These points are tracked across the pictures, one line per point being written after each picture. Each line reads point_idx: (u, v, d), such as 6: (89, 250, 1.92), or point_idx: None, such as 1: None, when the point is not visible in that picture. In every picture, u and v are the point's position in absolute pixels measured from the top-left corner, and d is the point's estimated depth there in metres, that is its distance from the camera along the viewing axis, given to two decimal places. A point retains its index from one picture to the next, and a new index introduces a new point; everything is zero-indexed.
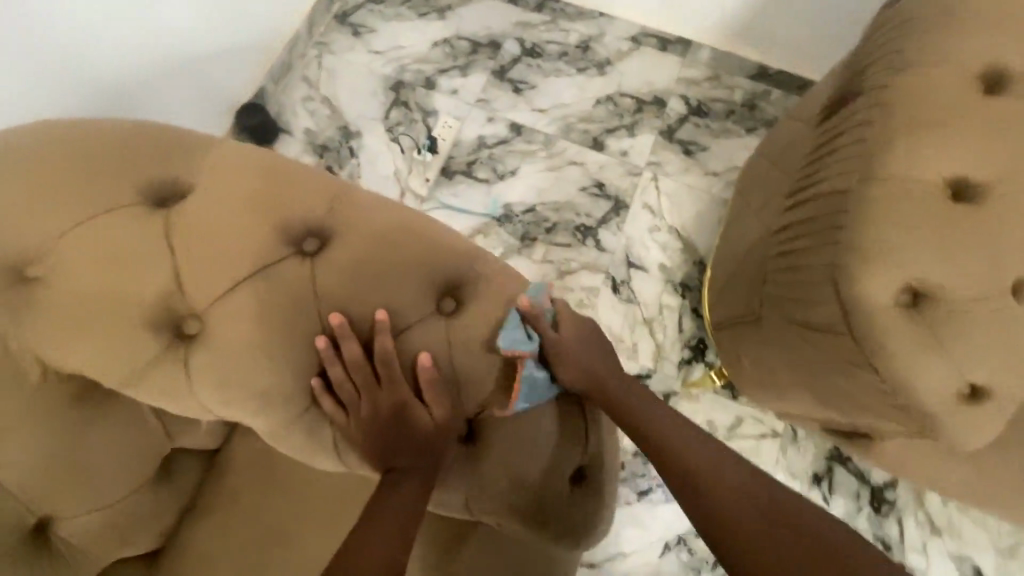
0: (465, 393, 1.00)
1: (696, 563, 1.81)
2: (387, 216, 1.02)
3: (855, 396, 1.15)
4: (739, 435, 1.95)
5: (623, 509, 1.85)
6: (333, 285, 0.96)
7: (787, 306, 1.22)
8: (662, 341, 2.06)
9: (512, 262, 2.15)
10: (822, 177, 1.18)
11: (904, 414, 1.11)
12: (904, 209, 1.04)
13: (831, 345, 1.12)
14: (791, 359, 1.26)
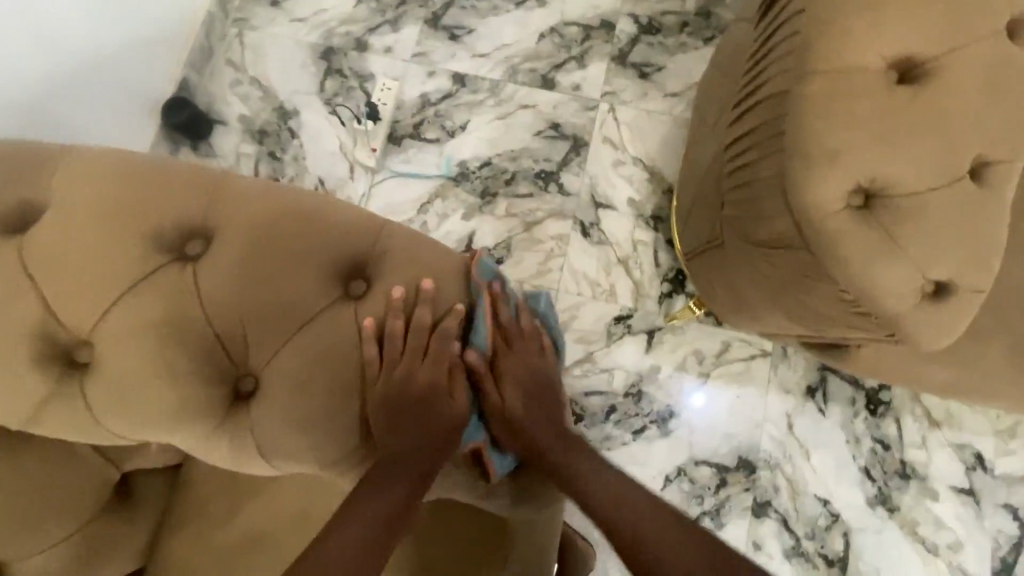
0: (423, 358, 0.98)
1: (699, 490, 1.84)
2: (267, 203, 0.99)
3: (820, 308, 1.11)
4: (728, 360, 1.92)
5: (620, 450, 1.87)
6: (217, 285, 0.94)
7: (741, 226, 1.16)
8: (639, 278, 2.00)
9: (474, 222, 2.07)
10: (760, 82, 1.10)
11: (870, 322, 1.07)
12: (849, 103, 0.96)
13: (789, 259, 1.07)
14: (756, 279, 1.20)
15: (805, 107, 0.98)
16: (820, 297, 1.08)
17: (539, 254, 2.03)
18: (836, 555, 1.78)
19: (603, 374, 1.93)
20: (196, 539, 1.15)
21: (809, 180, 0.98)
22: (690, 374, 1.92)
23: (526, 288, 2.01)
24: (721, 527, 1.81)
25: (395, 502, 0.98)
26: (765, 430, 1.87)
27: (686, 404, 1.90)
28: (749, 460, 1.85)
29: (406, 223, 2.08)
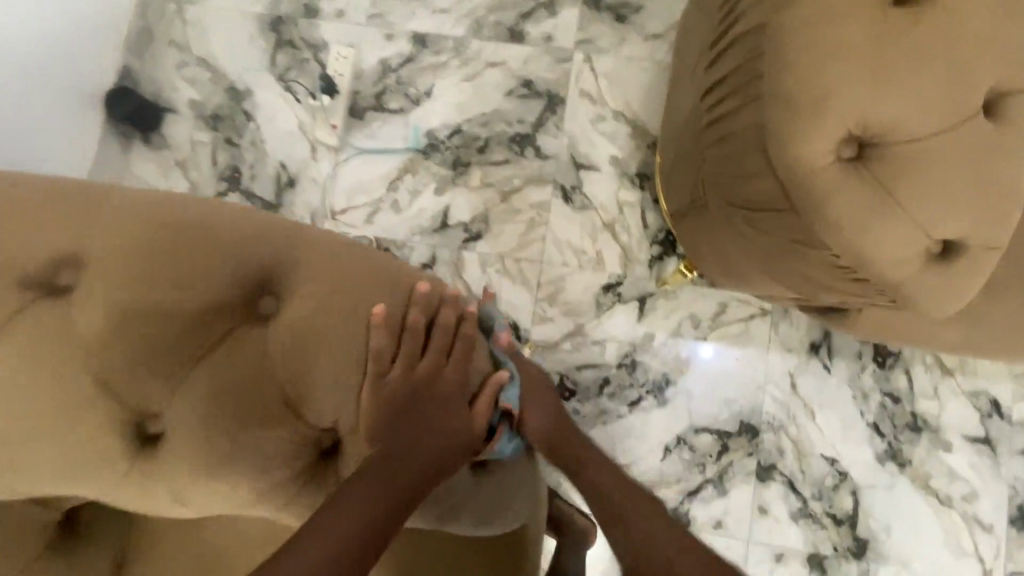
0: (439, 353, 0.97)
1: (700, 458, 1.77)
2: (143, 214, 0.90)
3: (816, 276, 1.00)
4: (725, 321, 1.82)
5: (616, 424, 1.81)
6: (98, 315, 0.86)
7: (719, 188, 1.05)
8: (627, 242, 1.88)
9: (449, 195, 1.94)
10: (733, 20, 0.98)
11: (867, 287, 0.97)
12: (836, 34, 0.84)
13: (775, 223, 0.96)
14: (745, 245, 1.09)
15: (782, 42, 0.86)
16: (815, 264, 0.97)
17: (519, 225, 1.91)
18: (844, 514, 1.73)
19: (594, 346, 1.84)
20: (188, 536, 1.20)
21: (795, 132, 0.86)
22: (687, 340, 1.82)
23: (508, 262, 1.90)
24: (724, 493, 1.76)
25: (394, 503, 0.92)
26: (767, 392, 1.79)
27: (683, 371, 1.81)
28: (752, 424, 1.77)
29: (377, 202, 1.95)
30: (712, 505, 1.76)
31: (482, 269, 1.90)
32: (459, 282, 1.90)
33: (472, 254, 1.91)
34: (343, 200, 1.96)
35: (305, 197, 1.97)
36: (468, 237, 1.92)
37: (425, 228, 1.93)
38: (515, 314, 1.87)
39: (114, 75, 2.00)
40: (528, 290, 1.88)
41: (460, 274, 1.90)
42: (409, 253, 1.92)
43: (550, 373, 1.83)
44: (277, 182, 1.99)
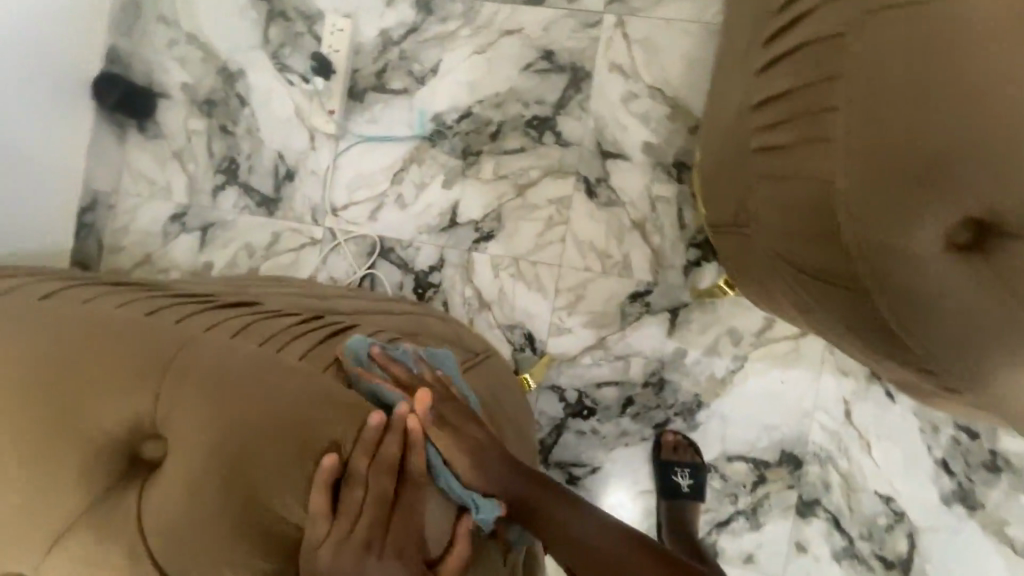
0: (388, 502, 0.84)
1: (732, 488, 1.60)
2: (74, 338, 0.87)
3: (885, 363, 0.94)
4: (771, 339, 1.58)
5: (639, 446, 1.65)
6: (33, 444, 0.84)
7: (771, 232, 0.97)
8: (660, 244, 1.64)
9: (459, 189, 1.74)
10: (806, 29, 0.87)
11: (953, 393, 0.88)
12: (951, 82, 0.71)
13: (840, 296, 0.88)
14: (800, 304, 1.01)
15: (873, 87, 0.76)
16: (891, 355, 0.89)
17: (537, 223, 1.70)
18: (897, 557, 1.54)
19: (618, 361, 1.65)
20: None
21: (886, 209, 0.77)
22: (724, 359, 1.60)
23: (524, 265, 1.70)
24: (758, 528, 1.59)
25: None
26: (815, 420, 1.57)
27: (719, 393, 1.60)
28: (795, 454, 1.58)
29: (381, 196, 1.78)
30: (743, 539, 1.59)
31: (494, 272, 1.72)
32: (469, 287, 1.73)
33: (483, 256, 1.72)
34: (345, 195, 1.80)
35: (305, 191, 1.82)
36: (479, 237, 1.73)
37: (432, 226, 1.75)
38: (531, 324, 1.69)
39: (103, 59, 1.88)
40: (545, 297, 1.69)
41: (470, 278, 1.73)
42: (416, 254, 1.76)
43: (567, 390, 1.67)
44: (275, 174, 1.84)
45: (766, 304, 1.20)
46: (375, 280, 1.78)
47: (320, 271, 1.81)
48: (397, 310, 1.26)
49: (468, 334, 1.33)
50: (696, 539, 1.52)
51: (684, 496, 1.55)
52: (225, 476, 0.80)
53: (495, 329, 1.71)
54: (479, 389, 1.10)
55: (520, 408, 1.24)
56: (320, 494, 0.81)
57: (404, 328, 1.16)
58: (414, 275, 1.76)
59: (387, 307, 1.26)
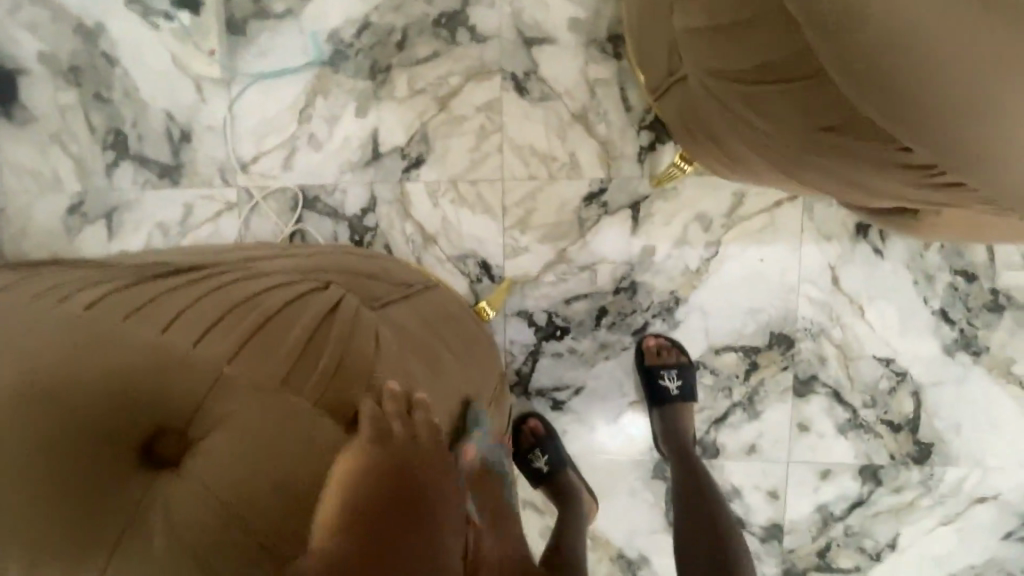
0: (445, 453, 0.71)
1: (724, 382, 1.50)
2: None
3: (865, 181, 0.74)
4: (743, 216, 1.44)
5: (620, 357, 1.53)
6: None
7: (701, 48, 0.81)
8: (608, 134, 1.46)
9: (374, 115, 1.53)
10: None
11: (953, 194, 0.67)
12: None
13: (792, 100, 0.70)
14: (749, 134, 0.83)
15: None
16: (861, 165, 0.70)
17: (469, 137, 1.51)
18: (904, 419, 1.46)
19: (583, 273, 1.50)
20: None
21: None
22: (697, 248, 1.46)
23: (463, 187, 1.52)
24: (756, 417, 1.50)
25: None
26: (802, 294, 1.45)
27: (696, 286, 1.47)
28: (785, 334, 1.46)
29: (291, 140, 1.57)
30: (743, 431, 1.51)
31: (433, 202, 1.54)
32: (409, 223, 1.55)
33: (417, 185, 1.54)
34: (252, 147, 1.59)
35: (207, 151, 1.61)
36: (408, 165, 1.54)
37: (354, 163, 1.56)
38: (483, 250, 1.53)
39: None
40: (493, 217, 1.52)
41: (408, 214, 1.55)
42: (344, 197, 1.57)
43: (535, 312, 1.53)
44: (170, 139, 1.62)
45: (729, 166, 1.04)
46: (306, 236, 1.60)
47: (244, 237, 1.63)
48: (305, 251, 1.09)
49: (399, 267, 1.16)
50: (690, 443, 1.43)
51: (677, 399, 1.45)
52: (94, 466, 0.61)
53: (446, 263, 1.55)
54: (417, 322, 0.96)
55: (468, 336, 1.12)
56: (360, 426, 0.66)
57: (309, 262, 0.99)
58: (347, 222, 1.58)
59: (293, 250, 1.09)
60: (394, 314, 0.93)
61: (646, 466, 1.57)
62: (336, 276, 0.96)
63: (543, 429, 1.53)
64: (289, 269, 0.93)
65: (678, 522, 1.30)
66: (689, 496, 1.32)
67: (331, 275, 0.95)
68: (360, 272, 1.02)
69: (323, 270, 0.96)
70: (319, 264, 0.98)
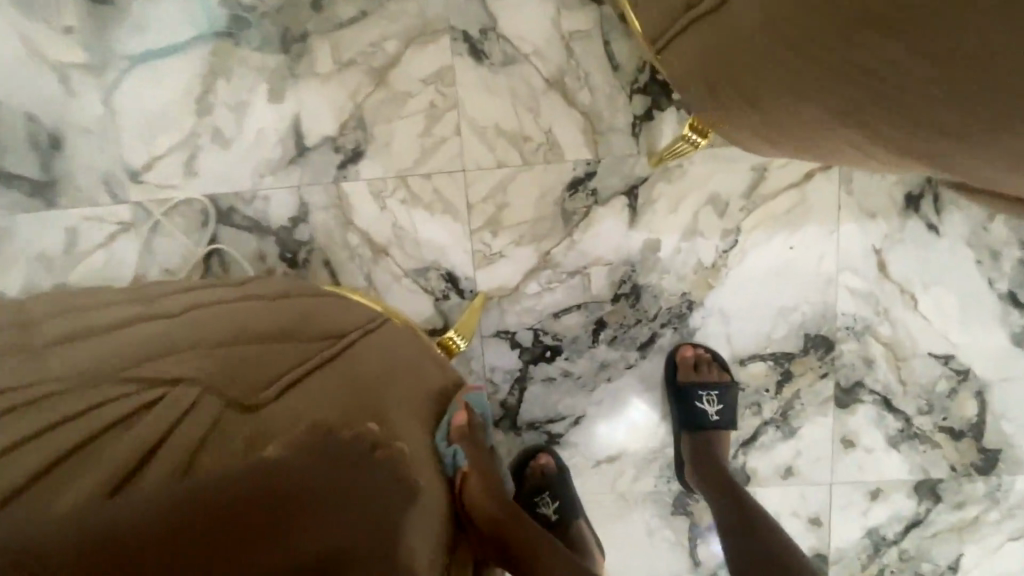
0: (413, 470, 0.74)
1: (752, 397, 1.24)
2: None
3: None
4: (767, 195, 1.15)
5: (626, 378, 1.25)
6: None
7: None
8: (592, 103, 1.15)
9: (294, 98, 1.20)
10: None
11: None
12: None
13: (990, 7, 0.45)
14: (791, 94, 0.65)
15: None
16: None
17: (417, 119, 1.18)
18: (967, 424, 1.22)
19: (573, 279, 1.21)
20: None
21: None
22: (711, 238, 1.18)
23: (416, 183, 1.21)
24: (792, 435, 1.25)
25: None
26: (841, 285, 1.18)
27: (713, 285, 1.20)
28: (823, 335, 1.20)
29: (191, 138, 1.23)
30: (778, 452, 1.26)
31: (380, 204, 1.22)
32: (352, 233, 1.23)
33: (358, 185, 1.22)
34: (144, 150, 1.24)
35: (86, 159, 1.25)
36: (344, 159, 1.21)
37: (275, 162, 1.22)
38: (448, 260, 1.23)
39: None
40: (457, 219, 1.21)
41: (349, 222, 1.23)
42: (267, 207, 1.24)
43: (519, 332, 1.24)
44: (34, 147, 1.24)
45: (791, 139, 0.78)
46: (227, 258, 1.27)
47: (149, 266, 1.29)
48: (184, 306, 0.83)
49: (321, 304, 0.91)
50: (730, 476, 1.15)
51: (713, 428, 1.19)
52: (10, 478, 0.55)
53: (403, 279, 1.24)
54: (369, 353, 0.85)
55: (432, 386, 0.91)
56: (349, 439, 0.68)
57: (187, 333, 0.75)
58: (275, 237, 1.25)
59: (169, 304, 0.84)
60: (345, 353, 0.81)
61: (665, 502, 1.31)
62: (244, 347, 0.74)
63: (555, 469, 1.25)
64: (176, 337, 0.74)
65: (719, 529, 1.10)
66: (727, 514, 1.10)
67: (223, 356, 0.72)
68: (278, 334, 0.78)
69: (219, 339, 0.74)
70: (209, 333, 0.75)
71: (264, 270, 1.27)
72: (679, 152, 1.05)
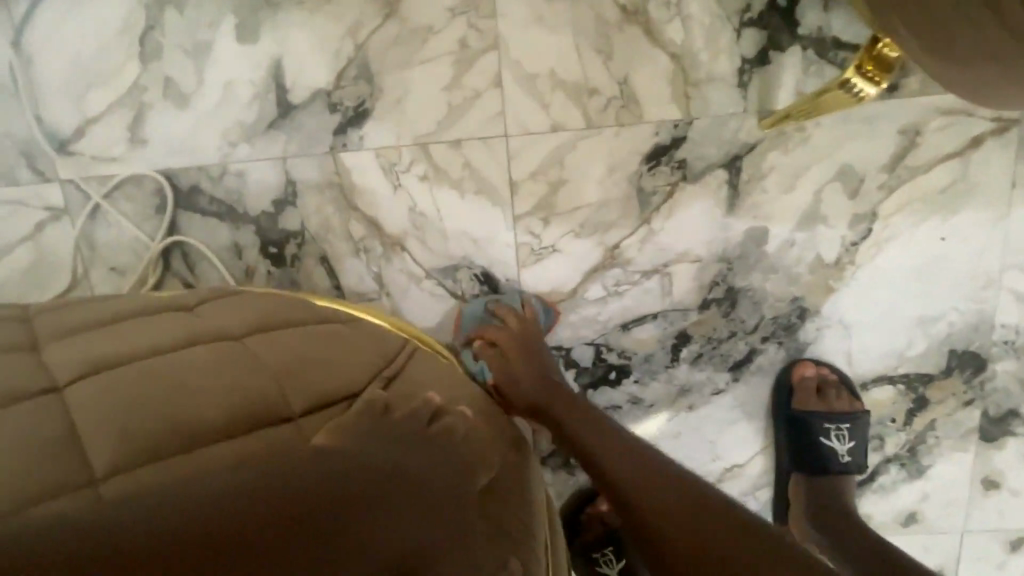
0: (483, 432, 0.63)
1: (875, 429, 0.97)
2: None
3: None
4: (917, 169, 0.86)
5: (714, 406, 0.97)
6: None
7: None
8: (685, 41, 0.84)
9: (272, 37, 0.88)
10: None
11: None
12: None
13: None
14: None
15: None
16: None
17: (443, 64, 0.87)
18: None
19: (650, 281, 0.92)
20: None
21: None
22: (836, 226, 0.88)
23: (442, 153, 0.90)
24: (921, 475, 0.99)
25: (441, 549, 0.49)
26: (1004, 287, 0.90)
27: (835, 287, 0.91)
28: (972, 352, 0.93)
29: (135, 92, 0.90)
30: (901, 495, 1.00)
31: (392, 181, 0.91)
32: (356, 221, 0.93)
33: (363, 156, 0.91)
34: (71, 110, 0.91)
35: None
36: (344, 122, 0.90)
37: (250, 125, 0.91)
38: (486, 255, 0.93)
39: None
40: (497, 201, 0.91)
41: (353, 205, 0.93)
42: (242, 185, 0.93)
43: (575, 348, 0.96)
44: None
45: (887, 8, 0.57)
46: (191, 254, 0.96)
47: (87, 266, 0.96)
48: (77, 369, 0.49)
49: (306, 341, 0.60)
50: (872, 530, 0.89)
51: (840, 471, 0.94)
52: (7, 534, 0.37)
53: (424, 281, 0.94)
54: (391, 388, 0.59)
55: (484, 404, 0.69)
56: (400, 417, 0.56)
57: (98, 447, 0.44)
58: (254, 226, 0.94)
59: (59, 364, 0.49)
60: (365, 388, 0.57)
61: None
62: (211, 448, 0.46)
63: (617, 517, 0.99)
64: (87, 452, 0.43)
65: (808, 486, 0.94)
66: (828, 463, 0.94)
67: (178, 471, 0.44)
68: (261, 419, 0.50)
69: (158, 447, 0.45)
70: (134, 431, 0.45)
71: (240, 269, 0.96)
72: (821, 110, 0.75)
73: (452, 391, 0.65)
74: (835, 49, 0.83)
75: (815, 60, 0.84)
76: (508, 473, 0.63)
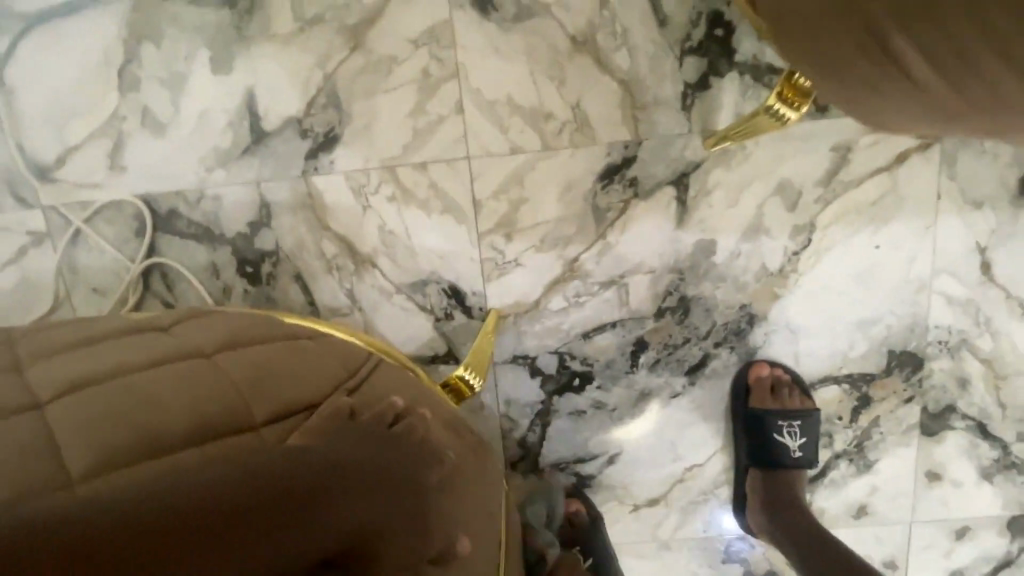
0: (442, 434, 0.68)
1: (825, 427, 1.03)
2: None
3: None
4: (849, 183, 0.93)
5: (674, 408, 1.02)
6: None
7: None
8: (632, 68, 0.90)
9: (245, 68, 0.93)
10: None
11: None
12: None
13: None
14: (959, 60, 0.48)
15: None
16: None
17: (406, 92, 0.92)
18: None
19: (607, 291, 0.98)
20: None
21: None
22: (779, 238, 0.95)
23: (409, 175, 0.95)
24: (869, 469, 1.05)
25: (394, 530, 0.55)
26: (936, 291, 0.96)
27: (781, 295, 0.97)
28: (910, 353, 0.99)
29: (114, 122, 0.94)
30: (852, 489, 1.06)
31: (362, 202, 0.96)
32: (328, 239, 0.98)
33: (333, 178, 0.96)
34: (53, 139, 0.95)
35: None
36: (314, 146, 0.95)
37: (226, 151, 0.95)
38: (452, 270, 0.98)
39: None
40: (461, 219, 0.96)
41: (325, 225, 0.97)
42: (219, 208, 0.97)
43: (540, 357, 1.01)
44: None
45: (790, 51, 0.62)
46: (171, 274, 1.00)
47: (69, 288, 1.00)
48: (57, 387, 0.53)
49: (275, 355, 0.64)
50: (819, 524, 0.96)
51: (794, 466, 1.00)
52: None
53: (394, 296, 0.99)
54: (356, 393, 0.65)
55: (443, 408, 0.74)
56: (368, 417, 0.62)
57: (76, 454, 0.48)
58: (231, 246, 0.99)
59: (40, 382, 0.53)
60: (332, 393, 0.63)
61: (714, 552, 1.09)
62: (182, 453, 0.51)
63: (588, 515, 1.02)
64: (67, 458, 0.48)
65: (765, 487, 1.00)
66: (784, 463, 0.99)
67: (146, 474, 0.48)
68: (224, 428, 0.54)
69: (127, 452, 0.49)
70: (111, 439, 0.50)
71: (218, 288, 1.00)
72: (753, 133, 0.81)
73: (416, 393, 0.70)
74: (769, 73, 0.90)
75: (752, 84, 0.90)
76: (465, 470, 0.68)
